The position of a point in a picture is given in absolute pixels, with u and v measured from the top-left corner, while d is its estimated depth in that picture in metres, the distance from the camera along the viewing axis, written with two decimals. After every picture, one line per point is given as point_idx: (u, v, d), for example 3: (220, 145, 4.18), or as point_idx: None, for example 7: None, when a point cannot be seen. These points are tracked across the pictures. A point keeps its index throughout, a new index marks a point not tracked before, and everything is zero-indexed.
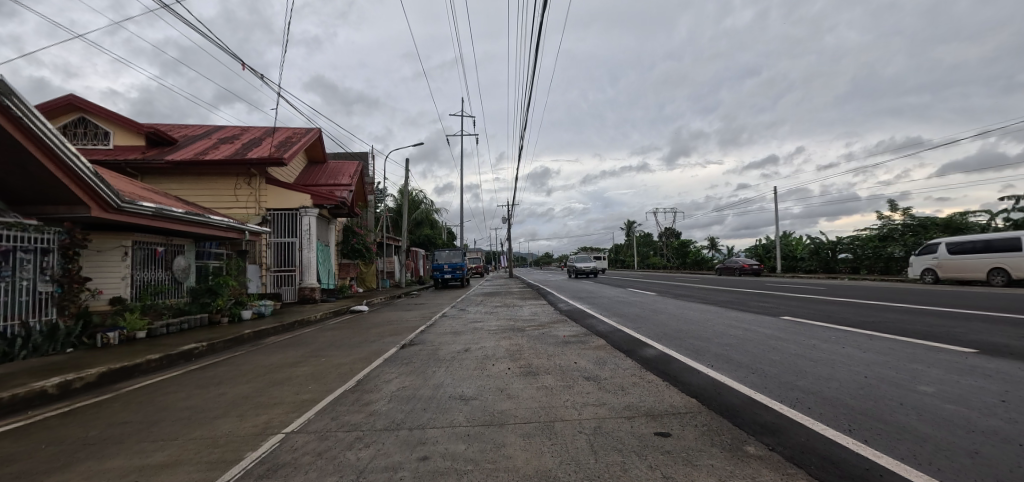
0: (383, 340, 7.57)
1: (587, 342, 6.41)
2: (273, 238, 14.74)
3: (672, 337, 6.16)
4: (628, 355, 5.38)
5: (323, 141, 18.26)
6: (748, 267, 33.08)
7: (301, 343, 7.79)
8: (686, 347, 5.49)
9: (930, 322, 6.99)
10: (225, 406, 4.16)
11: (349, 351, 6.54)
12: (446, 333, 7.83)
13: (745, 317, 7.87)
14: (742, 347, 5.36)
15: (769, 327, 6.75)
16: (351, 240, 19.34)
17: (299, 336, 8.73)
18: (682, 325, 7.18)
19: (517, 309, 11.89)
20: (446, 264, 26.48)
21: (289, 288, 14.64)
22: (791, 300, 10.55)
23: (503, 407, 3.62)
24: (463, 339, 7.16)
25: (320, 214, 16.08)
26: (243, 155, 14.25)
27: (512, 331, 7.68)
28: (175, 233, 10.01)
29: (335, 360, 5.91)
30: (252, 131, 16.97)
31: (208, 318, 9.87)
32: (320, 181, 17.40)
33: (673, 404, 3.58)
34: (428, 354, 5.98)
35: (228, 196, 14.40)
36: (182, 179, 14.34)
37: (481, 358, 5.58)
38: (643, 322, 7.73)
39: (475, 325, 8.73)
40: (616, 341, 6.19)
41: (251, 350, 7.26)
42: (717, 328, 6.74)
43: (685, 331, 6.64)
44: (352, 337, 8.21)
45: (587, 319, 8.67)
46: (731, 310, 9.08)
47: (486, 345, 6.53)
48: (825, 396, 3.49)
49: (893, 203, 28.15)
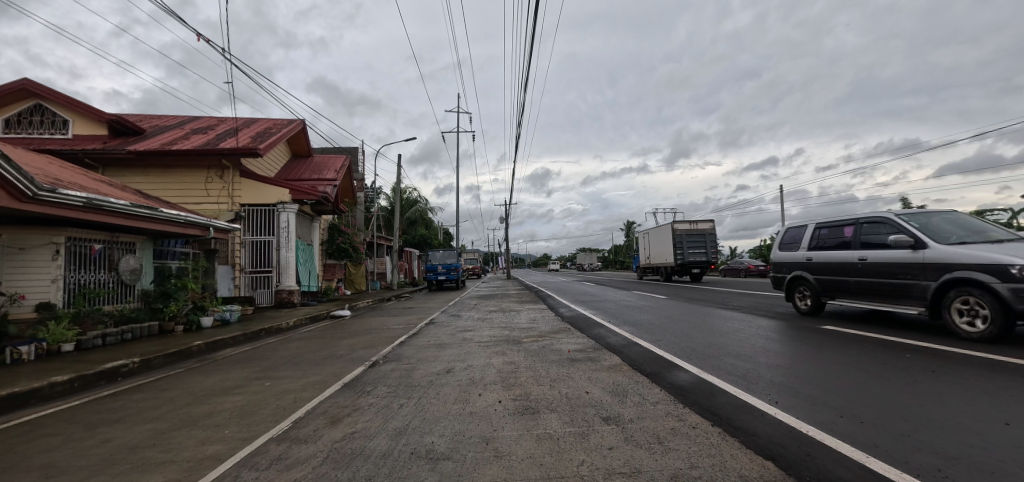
0: (354, 354, 6.32)
1: (599, 361, 5.17)
2: (247, 237, 13.45)
3: (703, 356, 4.96)
4: (654, 380, 4.17)
5: (308, 133, 17.05)
6: (753, 267, 31.92)
7: (257, 358, 6.52)
8: (731, 371, 4.24)
9: (1008, 333, 5.82)
10: (89, 469, 2.89)
11: (305, 372, 5.29)
12: (429, 346, 6.60)
13: (783, 327, 6.71)
14: (804, 372, 4.11)
15: (819, 341, 5.59)
16: (337, 238, 17.84)
17: (259, 348, 7.47)
18: (710, 338, 5.97)
19: (513, 314, 10.69)
20: (440, 265, 25.25)
21: (266, 291, 13.43)
22: (821, 305, 9.38)
23: (484, 477, 2.40)
24: (448, 354, 5.92)
25: (301, 210, 14.81)
26: (216, 145, 13.03)
27: (506, 343, 6.49)
28: (123, 228, 8.76)
29: (281, 386, 4.64)
30: (230, 121, 15.75)
31: (157, 327, 8.57)
32: (302, 175, 16.14)
33: (744, 473, 2.33)
34: (399, 377, 4.74)
35: (198, 191, 13.16)
36: (148, 171, 13.08)
37: (466, 383, 4.33)
38: (661, 333, 6.55)
39: (465, 336, 7.49)
40: (634, 360, 4.96)
41: (193, 369, 5.99)
42: (757, 343, 5.55)
43: (717, 346, 5.44)
44: (319, 349, 6.95)
45: (595, 327, 7.48)
46: (758, 318, 7.93)
47: (475, 363, 5.29)
48: (980, 463, 2.29)
49: (906, 201, 27.15)
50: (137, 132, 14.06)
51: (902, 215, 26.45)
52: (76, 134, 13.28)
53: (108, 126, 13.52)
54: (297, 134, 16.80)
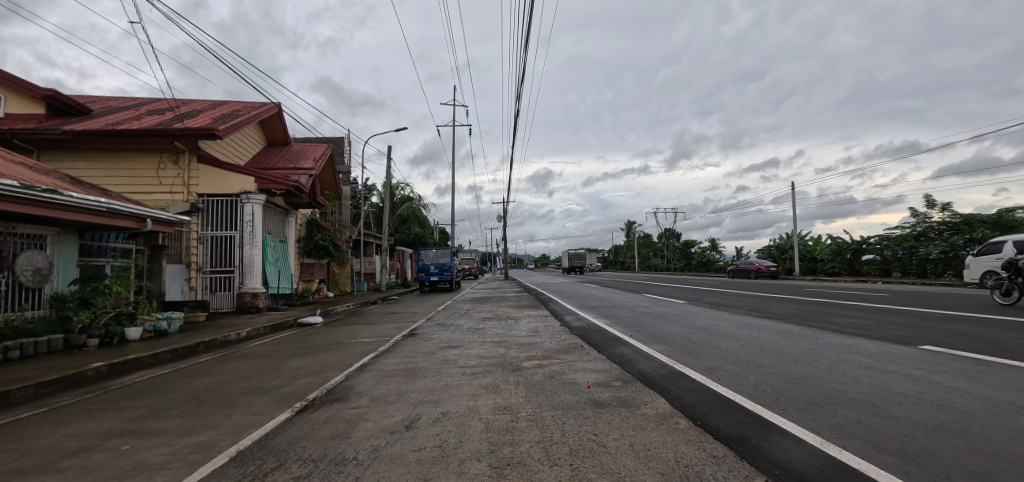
0: (290, 386, 4.57)
1: (637, 408, 3.45)
2: (206, 231, 11.71)
3: (801, 402, 3.27)
4: (748, 458, 2.47)
5: (284, 118, 15.30)
6: (765, 268, 30.49)
7: (158, 391, 4.74)
8: (878, 442, 2.53)
9: None
10: None
11: (197, 424, 3.52)
12: (394, 374, 4.80)
13: (871, 349, 5.05)
14: (1012, 451, 2.40)
15: (953, 376, 3.89)
16: (315, 235, 16.11)
17: (179, 372, 5.71)
18: (785, 367, 4.30)
19: (511, 323, 8.98)
20: (432, 265, 23.53)
21: (225, 294, 11.64)
22: (889, 314, 7.64)
23: None
24: (419, 388, 4.20)
25: (273, 202, 13.12)
26: (168, 125, 11.24)
27: (500, 369, 4.83)
28: (20, 216, 7.00)
29: (133, 461, 2.85)
30: (193, 104, 14.01)
31: (60, 341, 6.83)
32: (275, 164, 14.43)
33: None
34: (331, 439, 2.99)
35: (149, 178, 11.41)
36: (90, 156, 11.31)
37: (429, 460, 2.60)
38: (708, 356, 4.88)
39: (448, 357, 5.70)
40: (693, 408, 3.30)
41: (55, 410, 4.20)
42: (861, 378, 3.90)
43: (807, 382, 3.77)
44: (252, 376, 5.18)
45: (615, 345, 5.83)
46: (822, 332, 6.23)
47: (451, 409, 3.54)
48: None
49: (931, 198, 25.55)
50: (81, 112, 12.24)
51: (924, 212, 24.83)
52: (8, 112, 11.46)
53: (45, 105, 11.72)
54: (272, 118, 15.10)
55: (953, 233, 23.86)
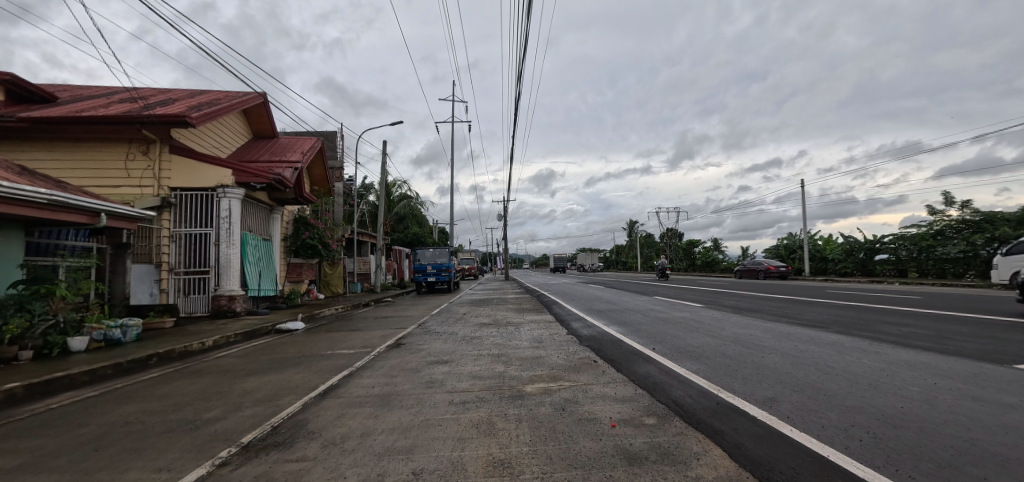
0: (230, 419, 3.57)
1: (688, 465, 2.46)
2: (179, 229, 10.74)
3: (934, 465, 2.26)
4: None
5: (270, 109, 14.31)
6: (774, 269, 29.44)
7: (64, 424, 3.74)
8: None
9: None
10: None
11: None
12: (364, 403, 3.79)
13: (960, 371, 4.04)
14: None
15: None
16: (302, 233, 15.12)
17: (108, 395, 4.70)
18: (868, 399, 3.30)
19: (512, 330, 7.98)
20: (429, 265, 22.52)
21: (200, 297, 10.68)
22: (951, 323, 6.56)
23: None
24: (390, 427, 3.19)
25: (254, 196, 12.13)
26: (137, 112, 10.24)
27: (495, 397, 3.82)
28: None
29: None
30: (171, 93, 13.03)
31: None
32: (259, 157, 13.44)
33: None
34: None
35: (115, 170, 10.43)
36: (51, 146, 10.35)
37: None
38: (762, 381, 3.86)
39: (435, 377, 4.71)
40: (772, 471, 2.29)
41: None
42: (981, 418, 2.90)
43: (914, 427, 2.76)
44: (189, 402, 4.16)
45: (637, 363, 4.82)
46: (883, 346, 5.20)
47: (427, 465, 2.56)
48: None
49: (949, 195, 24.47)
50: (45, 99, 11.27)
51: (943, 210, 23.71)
52: None
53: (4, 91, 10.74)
54: (257, 108, 14.11)
55: (973, 232, 22.68)
